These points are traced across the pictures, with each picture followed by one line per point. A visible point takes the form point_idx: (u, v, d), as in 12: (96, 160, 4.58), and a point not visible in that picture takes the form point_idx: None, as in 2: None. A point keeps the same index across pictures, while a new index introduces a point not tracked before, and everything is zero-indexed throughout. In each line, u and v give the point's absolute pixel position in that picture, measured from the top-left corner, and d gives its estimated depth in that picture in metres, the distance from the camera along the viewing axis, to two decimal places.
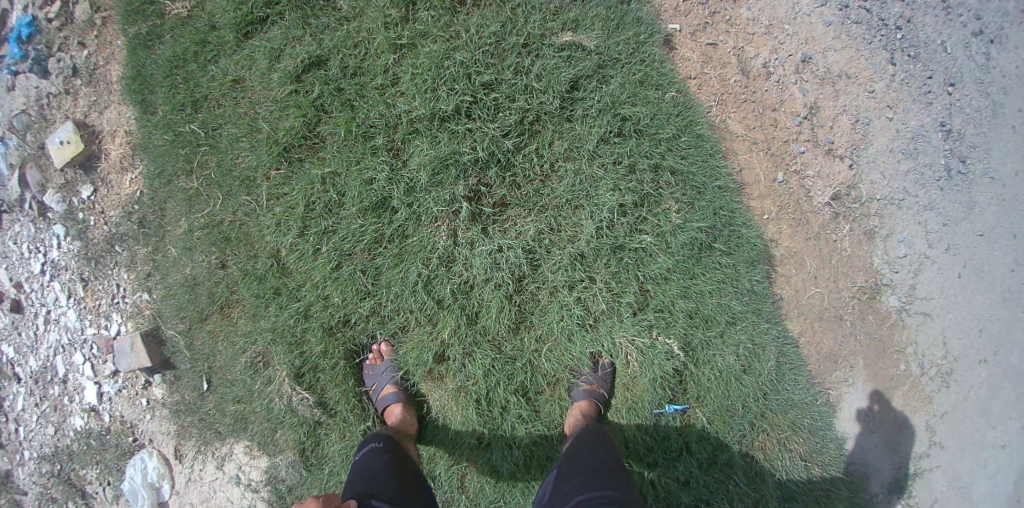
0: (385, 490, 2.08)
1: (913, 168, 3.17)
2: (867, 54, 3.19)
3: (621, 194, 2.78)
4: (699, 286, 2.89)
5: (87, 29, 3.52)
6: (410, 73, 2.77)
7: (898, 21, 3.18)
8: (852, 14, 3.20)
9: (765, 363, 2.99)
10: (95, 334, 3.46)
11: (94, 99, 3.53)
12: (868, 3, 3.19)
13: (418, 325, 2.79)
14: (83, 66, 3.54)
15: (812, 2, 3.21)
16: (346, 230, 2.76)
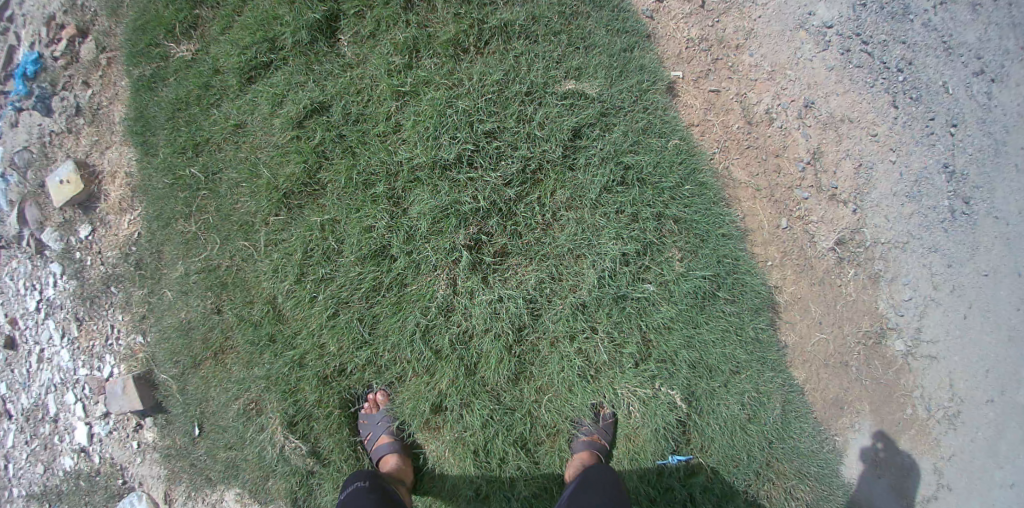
0: None
1: (917, 210, 3.15)
2: (868, 98, 3.20)
3: (624, 242, 2.74)
4: (704, 334, 2.83)
5: (93, 68, 3.55)
6: (412, 120, 2.76)
7: (900, 62, 3.19)
8: (852, 58, 3.22)
9: (770, 412, 2.91)
10: (87, 375, 3.43)
11: (96, 139, 3.53)
12: (869, 45, 3.21)
13: (416, 373, 2.72)
14: (86, 105, 3.55)
15: (813, 47, 3.23)
16: (344, 277, 2.72)
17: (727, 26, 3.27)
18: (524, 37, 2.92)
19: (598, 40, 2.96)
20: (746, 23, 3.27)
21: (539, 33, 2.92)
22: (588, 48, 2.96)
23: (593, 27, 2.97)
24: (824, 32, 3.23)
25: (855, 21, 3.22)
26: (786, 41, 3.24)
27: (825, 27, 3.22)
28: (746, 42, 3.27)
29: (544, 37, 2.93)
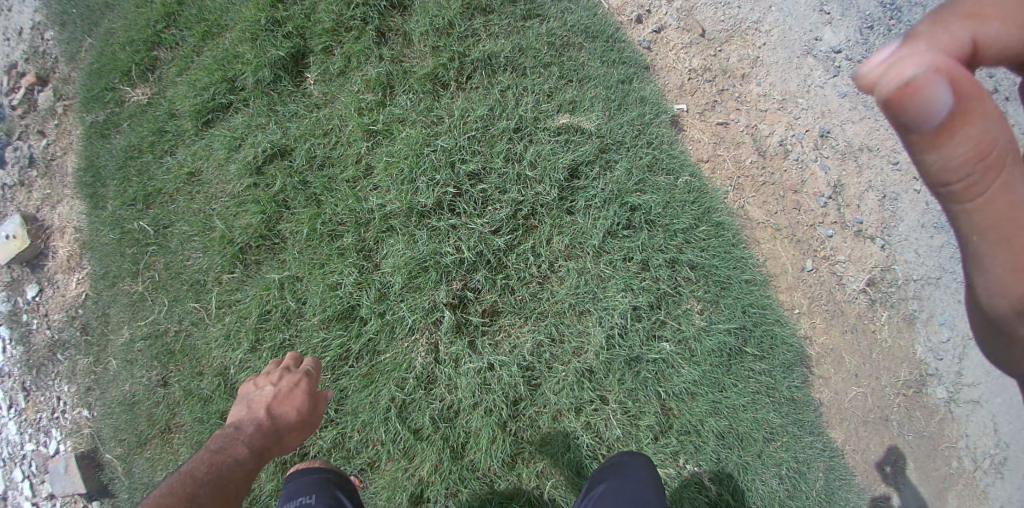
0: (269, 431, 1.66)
1: (948, 241, 2.78)
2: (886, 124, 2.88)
3: (635, 295, 2.37)
4: (732, 398, 2.41)
5: (48, 117, 3.25)
6: (384, 162, 2.43)
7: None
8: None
9: (814, 485, 2.45)
10: (34, 450, 2.96)
11: (48, 193, 3.19)
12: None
13: (391, 457, 2.27)
14: (39, 156, 3.23)
15: (824, 73, 2.94)
16: (305, 345, 2.32)
17: (731, 55, 3.00)
18: (511, 69, 2.65)
19: (593, 72, 2.67)
20: (752, 50, 2.99)
21: (528, 65, 2.65)
22: (582, 80, 2.66)
23: (586, 59, 2.69)
24: (833, 57, 2.95)
25: (864, 44, 2.94)
26: (794, 68, 2.96)
27: (835, 52, 2.94)
28: (752, 71, 2.98)
29: (534, 69, 2.65)
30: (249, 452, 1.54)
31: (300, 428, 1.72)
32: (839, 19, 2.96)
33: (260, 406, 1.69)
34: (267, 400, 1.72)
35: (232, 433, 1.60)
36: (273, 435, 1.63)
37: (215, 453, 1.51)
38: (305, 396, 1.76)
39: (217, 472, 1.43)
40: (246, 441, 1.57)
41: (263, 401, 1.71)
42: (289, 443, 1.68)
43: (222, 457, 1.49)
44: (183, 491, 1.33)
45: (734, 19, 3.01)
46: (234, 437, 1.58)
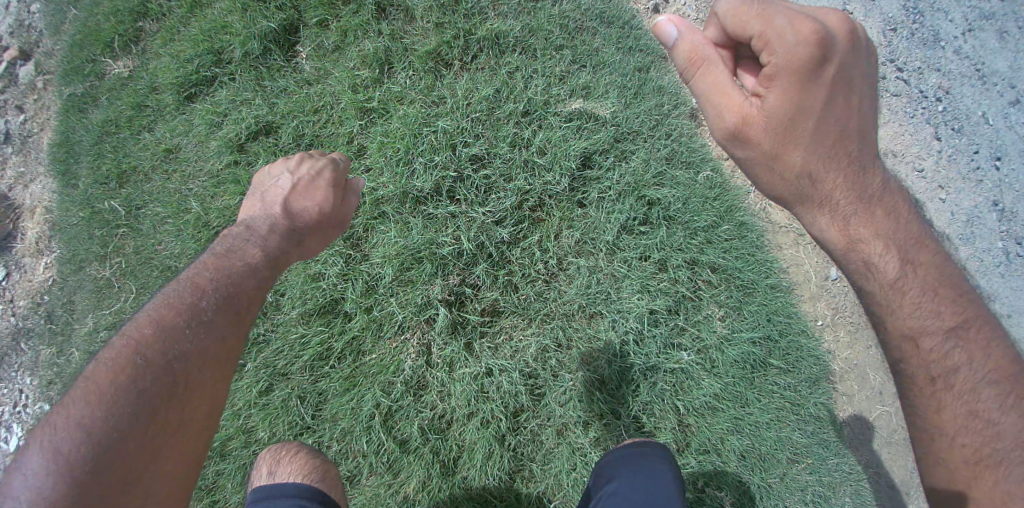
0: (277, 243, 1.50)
1: (971, 254, 2.49)
2: (910, 130, 2.59)
3: (652, 298, 2.13)
4: (755, 415, 2.15)
5: (27, 92, 2.95)
6: (378, 142, 2.20)
7: (938, 91, 2.59)
8: (889, 86, 2.64)
9: None
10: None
11: (21, 171, 2.89)
12: (905, 73, 2.63)
13: (374, 472, 2.03)
14: (16, 132, 2.93)
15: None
16: (280, 342, 2.06)
17: None
18: (521, 50, 2.40)
19: (608, 57, 2.39)
20: None
21: (539, 47, 2.39)
22: (597, 65, 2.39)
23: (601, 43, 2.41)
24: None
25: (887, 46, 2.65)
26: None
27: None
28: None
29: (546, 52, 2.39)
30: (260, 257, 1.45)
31: (321, 223, 1.61)
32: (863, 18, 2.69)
33: (274, 212, 1.56)
34: (283, 191, 1.62)
35: (244, 233, 1.51)
36: (285, 242, 1.52)
37: (223, 254, 1.42)
38: (322, 200, 1.61)
39: (224, 280, 1.35)
40: (257, 244, 1.47)
41: (277, 207, 1.57)
42: (312, 242, 1.60)
43: (229, 264, 1.39)
44: (181, 305, 1.27)
45: None
46: (244, 239, 1.49)
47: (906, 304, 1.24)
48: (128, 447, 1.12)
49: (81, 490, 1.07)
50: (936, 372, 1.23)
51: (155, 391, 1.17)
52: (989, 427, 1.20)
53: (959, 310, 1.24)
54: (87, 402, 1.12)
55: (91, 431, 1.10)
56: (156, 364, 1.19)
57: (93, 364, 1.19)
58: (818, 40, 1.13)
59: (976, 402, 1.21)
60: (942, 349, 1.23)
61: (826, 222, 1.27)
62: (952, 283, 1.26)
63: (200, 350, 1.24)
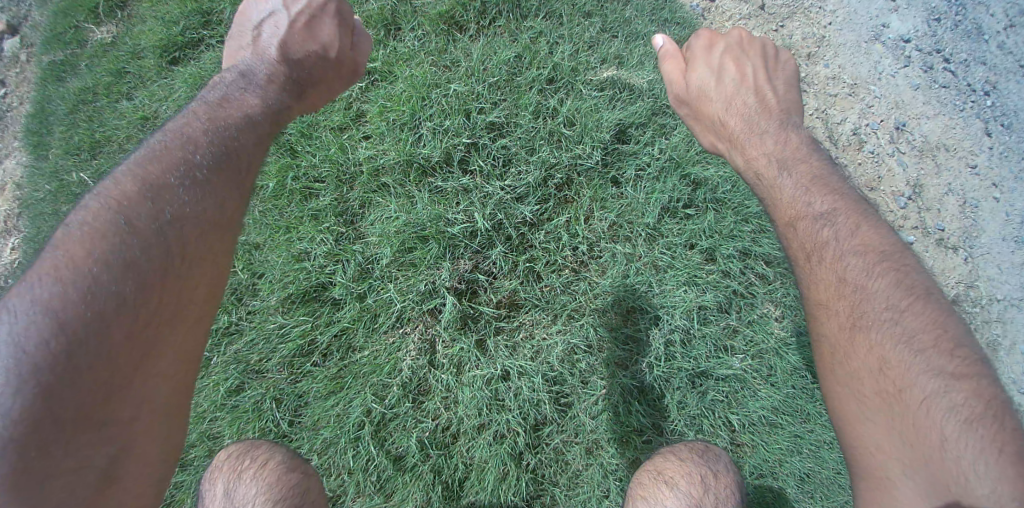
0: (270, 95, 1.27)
1: None
2: (960, 124, 2.22)
3: (699, 292, 1.82)
4: (817, 433, 1.80)
5: (9, 63, 2.63)
6: (380, 105, 1.89)
7: (985, 85, 2.24)
8: (937, 78, 2.25)
9: None
10: None
11: None
12: (952, 64, 2.26)
13: (361, 493, 1.70)
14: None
15: (894, 62, 2.27)
16: (254, 333, 1.75)
17: (794, 32, 2.33)
18: (546, 15, 2.05)
19: (641, 27, 2.03)
20: (816, 28, 2.33)
21: (565, 13, 2.04)
22: (630, 34, 2.04)
23: (632, 13, 2.05)
24: (903, 47, 2.29)
25: (932, 36, 2.28)
26: (863, 53, 2.30)
27: (904, 41, 2.29)
28: (818, 51, 2.31)
29: (574, 20, 2.03)
30: (259, 109, 1.24)
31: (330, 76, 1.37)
32: (905, 6, 2.32)
33: (269, 56, 1.30)
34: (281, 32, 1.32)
35: (237, 81, 1.27)
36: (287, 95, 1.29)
37: (218, 103, 1.21)
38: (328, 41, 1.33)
39: (219, 135, 1.16)
40: (255, 92, 1.25)
41: (273, 49, 1.30)
42: (317, 98, 1.38)
43: (223, 117, 1.19)
44: (172, 159, 1.10)
45: None
46: (238, 88, 1.25)
47: (799, 210, 1.25)
48: (115, 332, 0.97)
49: (59, 386, 0.92)
50: (830, 276, 1.16)
51: (146, 267, 1.00)
52: (883, 324, 1.09)
53: (853, 216, 1.21)
54: (58, 277, 0.95)
55: (67, 314, 0.93)
56: (146, 231, 1.02)
57: (65, 230, 1.01)
58: (710, 34, 1.51)
59: (873, 300, 1.11)
60: (836, 250, 1.17)
61: (737, 156, 1.39)
62: (847, 195, 1.25)
63: (195, 215, 1.07)
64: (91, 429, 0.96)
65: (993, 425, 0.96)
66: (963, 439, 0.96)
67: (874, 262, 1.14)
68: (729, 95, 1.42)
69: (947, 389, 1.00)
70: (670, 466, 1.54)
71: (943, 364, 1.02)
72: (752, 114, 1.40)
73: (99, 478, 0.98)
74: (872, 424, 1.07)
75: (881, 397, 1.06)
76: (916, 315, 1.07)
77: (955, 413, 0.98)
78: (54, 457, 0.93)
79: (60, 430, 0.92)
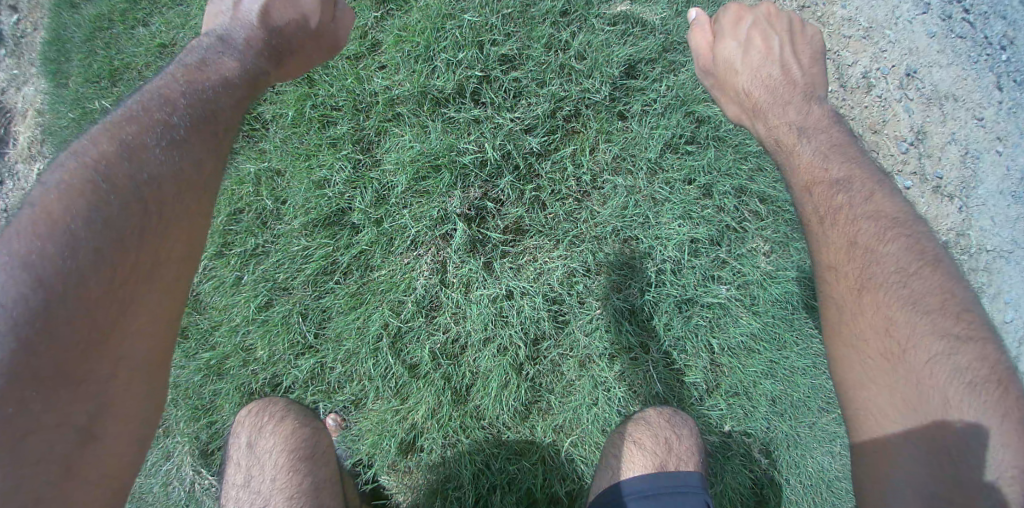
0: (247, 56, 1.46)
1: None
2: (974, 75, 2.24)
3: (694, 225, 1.92)
4: (793, 359, 1.96)
5: None
6: (394, 36, 1.93)
7: (1003, 39, 2.25)
8: (955, 27, 2.26)
9: None
10: None
11: (12, 70, 2.63)
12: (972, 15, 2.26)
13: (381, 395, 1.89)
14: (9, 33, 2.64)
15: (912, 6, 2.28)
16: (280, 254, 1.88)
17: None
18: None
19: None
20: None
21: None
22: None
23: None
24: None
25: None
26: None
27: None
28: None
29: None
30: (236, 71, 1.43)
31: (302, 43, 1.57)
32: None
33: (248, 22, 1.49)
34: None
35: (215, 47, 1.46)
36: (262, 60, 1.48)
37: (198, 65, 1.39)
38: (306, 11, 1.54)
39: (197, 98, 1.32)
40: (235, 55, 1.45)
41: (252, 15, 1.50)
42: (295, 66, 1.59)
43: (201, 79, 1.37)
44: (149, 121, 1.25)
45: None
46: (216, 52, 1.44)
47: (817, 177, 1.47)
48: (92, 288, 1.10)
49: (38, 340, 1.05)
50: (843, 239, 1.34)
51: (119, 232, 1.14)
52: (893, 287, 1.24)
53: (867, 186, 1.40)
54: (36, 235, 1.08)
55: (46, 271, 1.07)
56: (122, 191, 1.16)
57: (41, 189, 1.14)
58: (740, 12, 1.77)
59: (882, 262, 1.27)
60: (848, 214, 1.36)
61: (759, 125, 1.68)
62: (863, 163, 1.46)
63: (170, 174, 1.22)
64: (67, 379, 1.09)
65: (996, 387, 1.10)
66: (966, 400, 1.09)
67: (886, 228, 1.31)
68: (753, 68, 1.70)
69: (952, 351, 1.14)
70: (639, 430, 1.72)
71: (949, 328, 1.16)
72: (775, 85, 1.68)
73: (80, 434, 1.12)
74: (875, 387, 1.21)
75: (885, 359, 1.20)
76: (924, 279, 1.22)
77: (960, 374, 1.12)
78: (33, 411, 1.06)
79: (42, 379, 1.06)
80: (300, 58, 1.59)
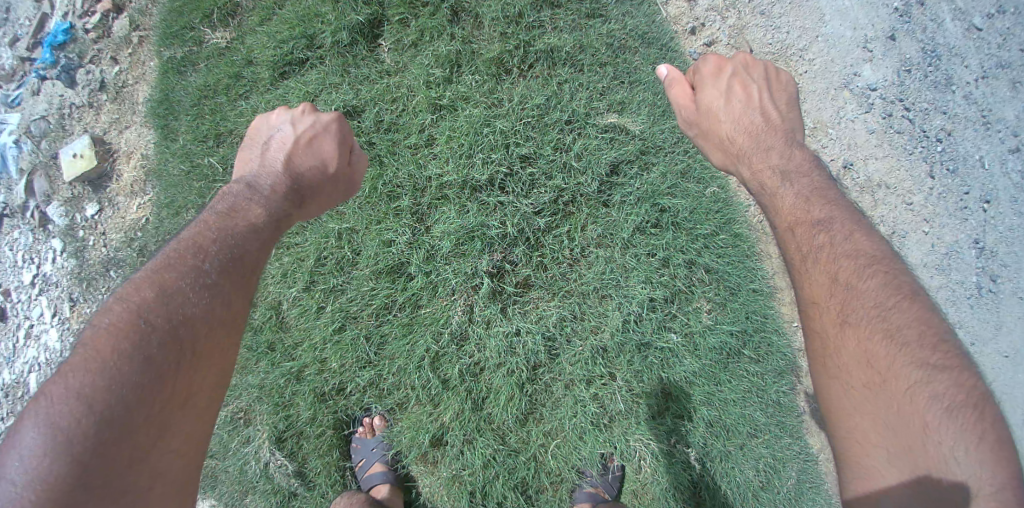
0: (273, 199, 1.94)
1: (944, 284, 2.88)
2: (907, 165, 2.91)
3: (653, 287, 2.61)
4: (725, 392, 2.63)
5: (123, 46, 3.31)
6: (446, 135, 2.65)
7: (940, 132, 2.90)
8: (893, 124, 2.93)
9: (806, 493, 2.62)
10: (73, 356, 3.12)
11: (116, 117, 3.29)
12: (911, 112, 2.92)
13: (419, 402, 2.54)
14: (111, 81, 3.30)
15: (857, 108, 2.95)
16: (354, 292, 2.55)
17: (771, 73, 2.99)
18: (570, 65, 2.77)
19: (644, 77, 2.77)
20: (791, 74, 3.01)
21: (585, 63, 2.77)
22: (632, 84, 2.77)
23: (639, 64, 2.79)
24: (868, 94, 2.95)
25: (898, 85, 2.93)
26: (829, 99, 2.97)
27: (870, 90, 2.94)
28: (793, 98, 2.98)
29: (591, 67, 2.77)
30: (262, 217, 1.87)
31: (323, 185, 2.09)
32: (880, 57, 2.94)
33: (274, 170, 2.03)
34: (288, 150, 2.08)
35: (244, 193, 1.93)
36: (287, 202, 1.97)
37: (229, 214, 1.83)
38: (329, 160, 2.11)
39: (226, 243, 1.74)
40: (260, 202, 1.91)
41: (279, 163, 2.05)
42: (316, 204, 2.10)
43: (231, 225, 1.80)
44: (186, 266, 1.64)
45: (782, 43, 2.98)
46: (245, 200, 1.90)
47: (799, 219, 1.81)
48: (136, 406, 1.44)
49: (91, 450, 1.37)
50: (826, 278, 1.69)
51: (161, 362, 1.50)
52: (873, 322, 1.57)
53: (845, 225, 1.74)
54: (90, 368, 1.42)
55: (97, 395, 1.40)
56: (162, 327, 1.52)
57: (94, 331, 1.49)
58: (718, 62, 2.14)
59: (863, 298, 1.61)
60: (830, 253, 1.71)
61: (744, 170, 2.01)
62: (840, 206, 1.80)
63: (203, 310, 1.61)
64: (116, 484, 1.40)
65: (972, 411, 1.37)
66: (943, 424, 1.38)
67: (864, 266, 1.65)
68: (735, 114, 2.05)
69: (930, 380, 1.44)
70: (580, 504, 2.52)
71: (927, 358, 1.47)
72: (755, 130, 2.02)
73: None
74: (862, 414, 1.53)
75: (872, 389, 1.53)
76: (901, 314, 1.55)
77: (939, 400, 1.40)
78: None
79: (96, 483, 1.37)
80: (313, 201, 2.09)
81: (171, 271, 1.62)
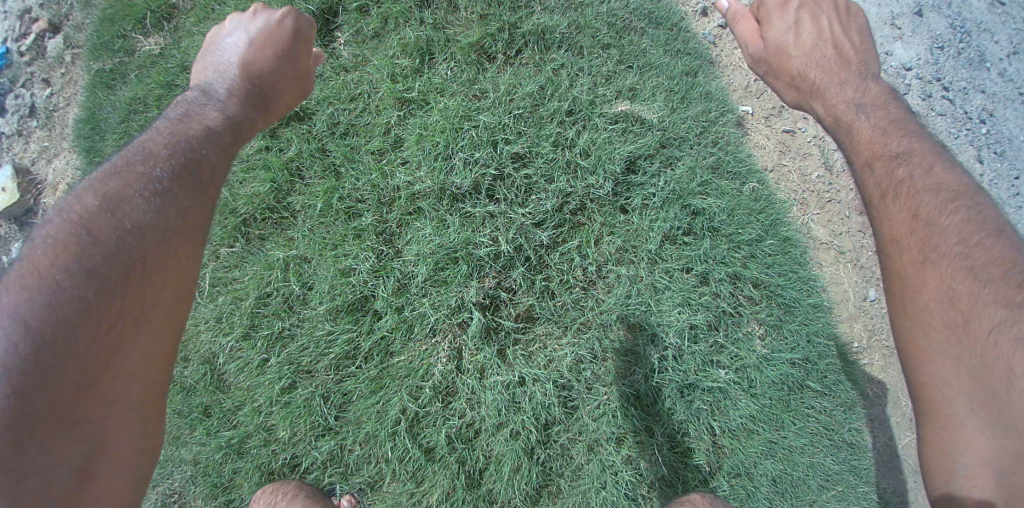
0: (230, 104, 1.43)
1: None
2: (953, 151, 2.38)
3: (693, 312, 2.05)
4: (790, 439, 2.04)
5: (56, 65, 2.81)
6: (417, 133, 2.12)
7: (981, 112, 2.41)
8: (933, 105, 2.41)
9: None
10: None
11: (47, 145, 2.76)
12: (950, 92, 2.42)
13: (396, 479, 1.96)
14: (42, 106, 2.80)
15: None
16: (306, 339, 2.00)
17: None
18: (566, 46, 2.26)
19: (656, 59, 2.26)
20: None
21: (585, 44, 2.25)
22: (644, 67, 2.25)
23: (649, 44, 2.27)
24: (903, 75, 2.42)
25: (932, 63, 2.43)
26: None
27: (904, 69, 2.42)
28: None
29: (592, 50, 2.25)
30: (219, 122, 1.40)
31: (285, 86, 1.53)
32: (909, 33, 2.44)
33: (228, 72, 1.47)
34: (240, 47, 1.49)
35: (198, 98, 1.44)
36: (248, 107, 1.45)
37: (181, 119, 1.38)
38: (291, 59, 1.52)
39: (182, 147, 1.32)
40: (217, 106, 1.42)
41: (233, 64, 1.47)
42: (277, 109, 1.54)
43: (184, 131, 1.36)
44: (133, 174, 1.25)
45: None
46: (199, 103, 1.42)
47: (878, 151, 1.39)
48: (79, 336, 1.10)
49: (29, 384, 1.04)
50: (905, 212, 1.33)
51: (104, 280, 1.14)
52: (954, 258, 1.27)
53: (926, 156, 1.38)
54: (22, 286, 1.08)
55: (31, 319, 1.06)
56: (106, 240, 1.16)
57: (29, 247, 1.15)
58: None
59: (946, 234, 1.29)
60: (910, 186, 1.34)
61: (820, 110, 1.47)
62: (922, 139, 1.41)
63: (155, 223, 1.22)
64: (57, 429, 1.07)
65: None
66: None
67: (946, 201, 1.31)
68: (809, 51, 1.45)
69: (1017, 320, 1.17)
70: None
71: (1012, 296, 1.19)
72: (832, 70, 1.45)
73: (75, 473, 1.10)
74: (940, 357, 1.25)
75: (953, 331, 1.24)
76: (984, 251, 1.25)
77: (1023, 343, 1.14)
78: (29, 454, 1.04)
79: (39, 421, 1.05)
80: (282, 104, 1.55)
81: (120, 175, 1.25)
